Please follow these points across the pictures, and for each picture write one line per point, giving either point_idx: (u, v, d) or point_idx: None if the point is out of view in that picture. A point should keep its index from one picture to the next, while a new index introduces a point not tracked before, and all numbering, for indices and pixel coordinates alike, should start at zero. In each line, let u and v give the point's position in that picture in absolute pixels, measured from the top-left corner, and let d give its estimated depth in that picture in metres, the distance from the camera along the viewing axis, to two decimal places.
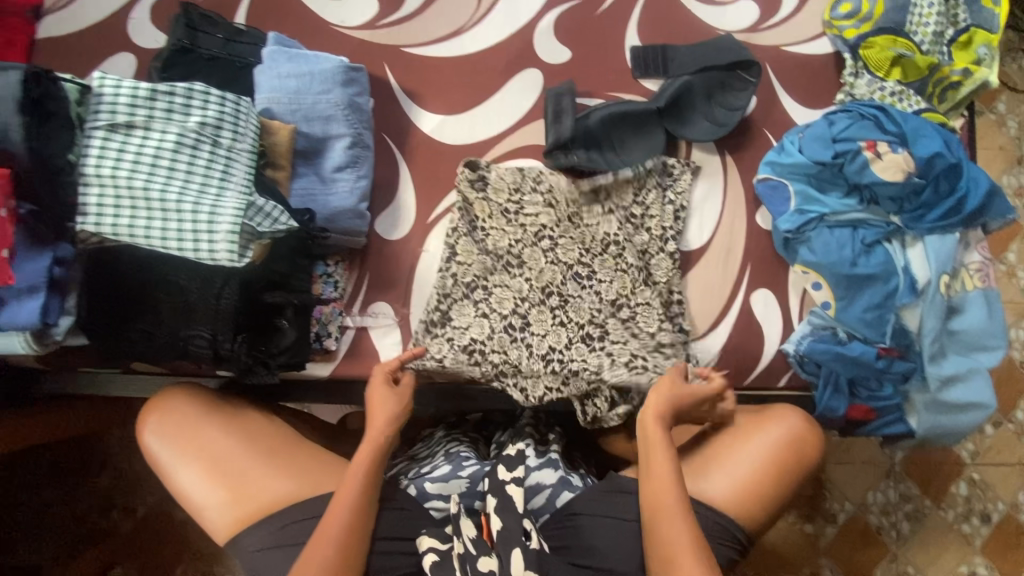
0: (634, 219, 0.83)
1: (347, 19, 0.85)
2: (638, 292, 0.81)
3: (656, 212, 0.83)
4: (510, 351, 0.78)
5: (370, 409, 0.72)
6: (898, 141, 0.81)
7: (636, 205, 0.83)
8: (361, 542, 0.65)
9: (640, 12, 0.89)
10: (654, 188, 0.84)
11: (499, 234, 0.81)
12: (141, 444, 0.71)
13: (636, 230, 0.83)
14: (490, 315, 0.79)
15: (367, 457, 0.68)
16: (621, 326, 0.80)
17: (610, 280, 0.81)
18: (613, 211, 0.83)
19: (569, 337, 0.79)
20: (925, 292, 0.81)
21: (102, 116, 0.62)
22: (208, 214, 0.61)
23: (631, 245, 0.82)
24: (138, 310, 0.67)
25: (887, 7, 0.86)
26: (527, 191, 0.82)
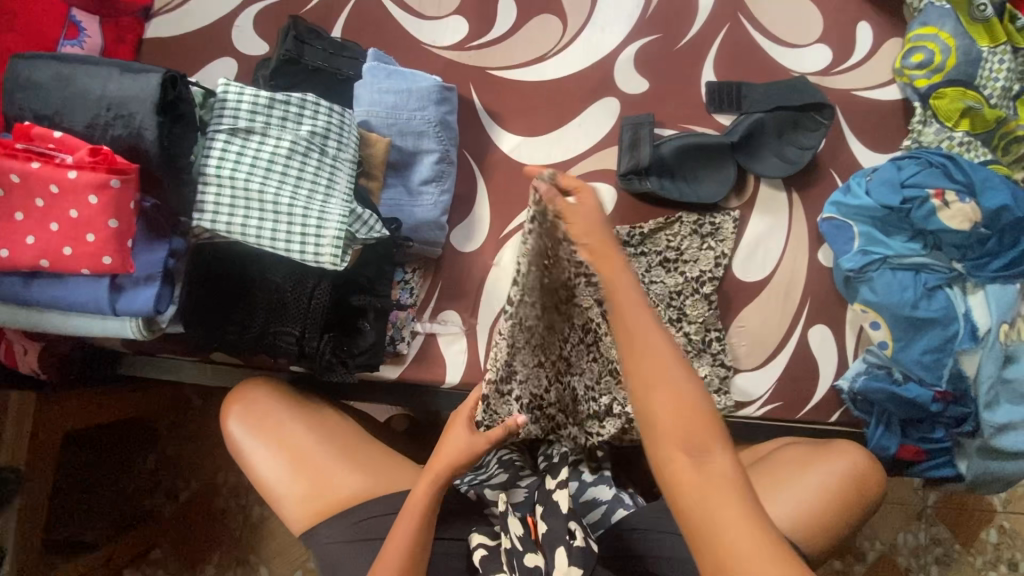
0: (668, 262, 0.85)
1: (438, 40, 0.90)
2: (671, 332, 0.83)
3: (694, 260, 0.86)
4: (563, 394, 0.77)
5: (444, 436, 0.71)
6: (966, 190, 0.82)
7: (672, 253, 0.85)
8: (424, 550, 0.65)
9: (717, 50, 0.92)
10: (695, 234, 0.86)
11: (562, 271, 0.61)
12: (225, 430, 0.75)
13: (671, 274, 0.85)
14: (545, 365, 0.71)
15: (437, 476, 0.67)
16: None
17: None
18: (646, 254, 0.85)
19: (600, 372, 0.74)
20: (984, 338, 0.82)
21: (225, 121, 0.66)
22: (317, 219, 0.65)
23: (664, 289, 0.84)
24: (234, 305, 0.71)
25: (960, 60, 0.87)
26: None
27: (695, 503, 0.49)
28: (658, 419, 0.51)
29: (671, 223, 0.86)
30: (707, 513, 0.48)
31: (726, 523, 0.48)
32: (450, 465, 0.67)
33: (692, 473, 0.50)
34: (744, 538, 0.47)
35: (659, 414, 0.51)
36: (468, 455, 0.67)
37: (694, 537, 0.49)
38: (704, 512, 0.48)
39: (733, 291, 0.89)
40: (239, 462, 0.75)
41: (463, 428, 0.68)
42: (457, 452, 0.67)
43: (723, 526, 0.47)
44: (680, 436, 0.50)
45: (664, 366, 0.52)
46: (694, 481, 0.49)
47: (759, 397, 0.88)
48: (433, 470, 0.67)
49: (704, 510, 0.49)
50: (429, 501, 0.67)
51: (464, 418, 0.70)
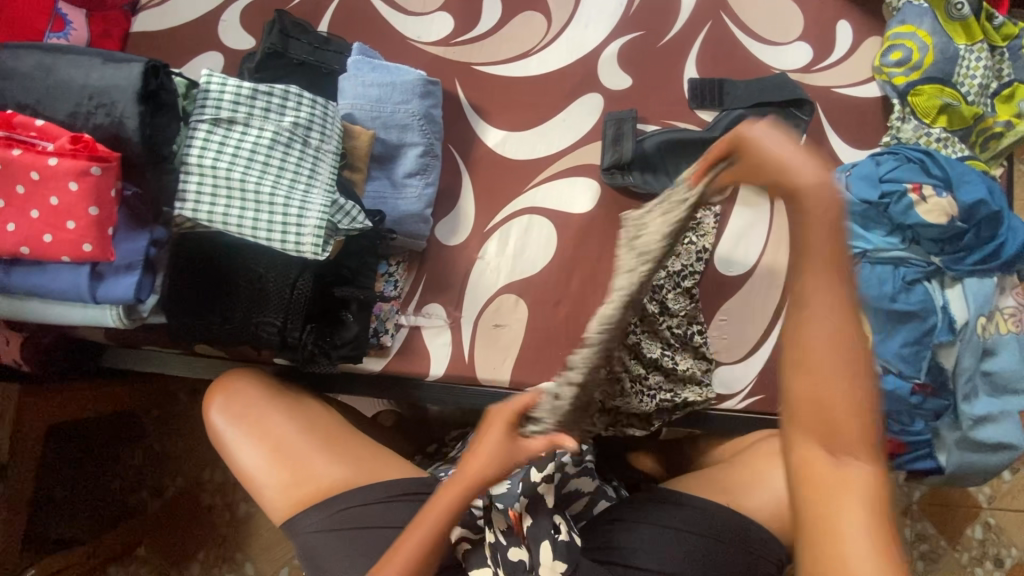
0: None
1: (424, 35, 0.91)
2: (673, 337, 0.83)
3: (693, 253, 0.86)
4: None
5: (479, 439, 0.65)
6: (943, 184, 0.84)
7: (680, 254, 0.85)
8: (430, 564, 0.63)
9: (700, 47, 0.93)
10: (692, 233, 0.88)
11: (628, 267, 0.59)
12: (207, 421, 0.75)
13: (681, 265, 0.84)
14: None
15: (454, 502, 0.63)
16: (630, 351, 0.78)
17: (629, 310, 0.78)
18: None
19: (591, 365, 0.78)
20: (961, 331, 0.83)
21: (207, 111, 0.66)
22: (298, 209, 0.66)
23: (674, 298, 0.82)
24: (216, 296, 0.71)
25: (938, 58, 0.89)
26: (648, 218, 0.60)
27: (814, 497, 0.43)
28: (801, 411, 0.44)
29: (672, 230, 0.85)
30: (820, 521, 0.42)
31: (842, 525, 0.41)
32: (480, 474, 0.63)
33: (821, 466, 0.43)
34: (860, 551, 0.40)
35: (803, 403, 0.44)
36: (506, 460, 0.63)
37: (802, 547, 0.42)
38: (824, 506, 0.42)
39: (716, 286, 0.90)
40: (221, 454, 0.74)
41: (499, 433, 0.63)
42: (492, 462, 0.63)
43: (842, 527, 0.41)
44: (823, 437, 0.43)
45: (827, 356, 0.44)
46: (821, 486, 0.43)
47: (741, 390, 0.87)
48: (469, 481, 0.63)
49: (824, 518, 0.42)
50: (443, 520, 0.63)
51: (502, 425, 0.64)
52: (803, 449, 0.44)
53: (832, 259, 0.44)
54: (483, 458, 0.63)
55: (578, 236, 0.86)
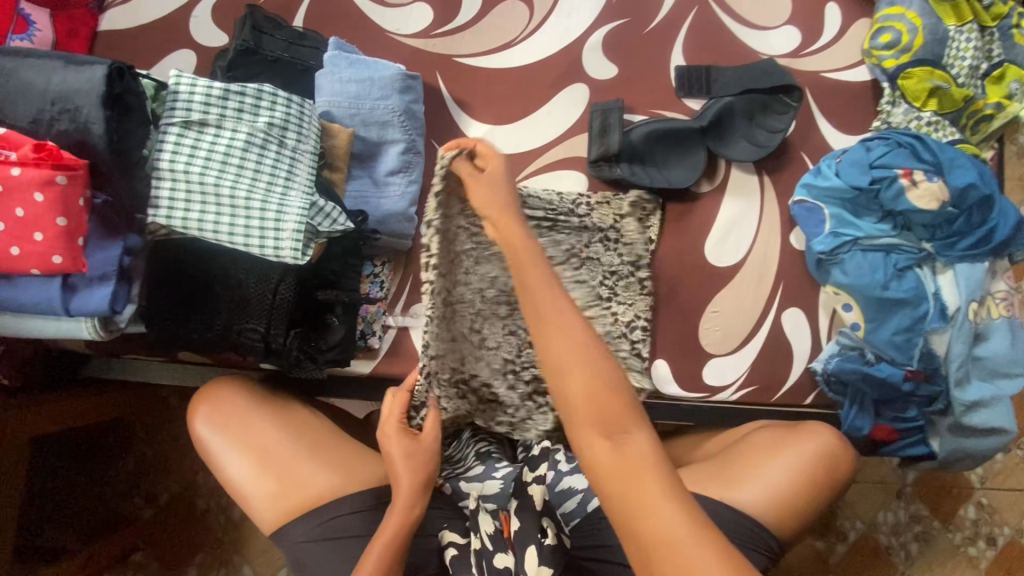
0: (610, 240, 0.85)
1: (403, 27, 0.89)
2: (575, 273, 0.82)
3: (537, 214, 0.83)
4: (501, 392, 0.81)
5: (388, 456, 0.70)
6: (933, 170, 0.82)
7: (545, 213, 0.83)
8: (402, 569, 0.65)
9: (686, 33, 0.91)
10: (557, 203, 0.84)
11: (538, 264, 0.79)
12: (190, 430, 0.74)
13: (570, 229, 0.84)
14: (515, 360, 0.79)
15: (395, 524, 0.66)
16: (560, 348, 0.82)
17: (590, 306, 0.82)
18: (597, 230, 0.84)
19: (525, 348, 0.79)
20: (953, 317, 0.82)
21: (177, 113, 0.64)
22: (275, 212, 0.64)
23: (558, 247, 0.82)
24: (195, 303, 0.69)
25: (927, 39, 0.87)
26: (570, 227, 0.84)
27: (613, 482, 0.51)
28: (576, 404, 0.53)
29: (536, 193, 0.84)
30: (627, 494, 0.50)
31: (645, 495, 0.49)
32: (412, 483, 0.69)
33: (610, 454, 0.51)
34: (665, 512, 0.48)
35: (577, 399, 0.53)
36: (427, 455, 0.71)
37: (628, 527, 0.50)
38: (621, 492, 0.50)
39: (706, 278, 0.89)
40: (206, 463, 0.73)
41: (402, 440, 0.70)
42: (408, 467, 0.69)
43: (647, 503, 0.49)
44: (597, 421, 0.52)
45: (578, 353, 0.54)
46: (612, 463, 0.51)
47: (733, 381, 0.88)
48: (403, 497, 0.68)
49: (627, 492, 0.50)
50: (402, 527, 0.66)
51: (397, 430, 0.71)
52: (591, 437, 0.52)
53: (540, 271, 0.60)
54: (404, 460, 0.70)
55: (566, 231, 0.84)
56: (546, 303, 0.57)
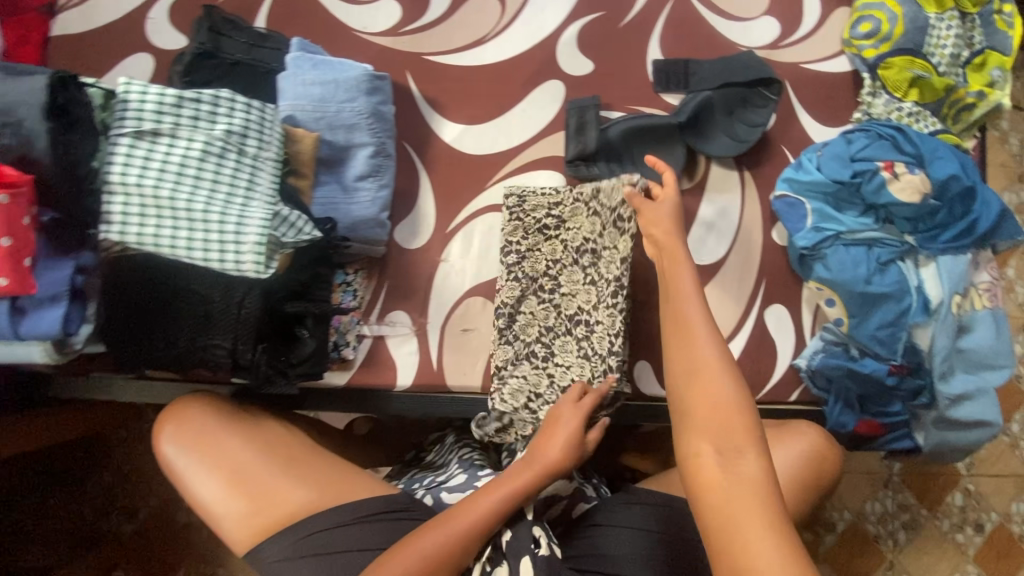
0: (584, 247, 0.79)
1: (371, 25, 0.85)
2: (544, 300, 0.79)
3: (522, 227, 0.80)
4: (533, 382, 0.77)
5: (551, 428, 0.71)
6: (915, 162, 0.82)
7: (513, 223, 0.80)
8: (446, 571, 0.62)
9: (663, 26, 0.89)
10: (553, 207, 0.80)
11: (538, 258, 0.80)
12: (157, 452, 0.71)
13: (549, 242, 0.80)
14: (513, 342, 0.78)
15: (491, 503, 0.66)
16: (571, 338, 0.78)
17: (574, 297, 0.78)
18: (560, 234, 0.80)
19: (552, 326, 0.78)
20: (937, 311, 0.82)
21: (128, 123, 0.61)
22: (235, 224, 0.61)
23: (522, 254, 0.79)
24: (157, 320, 0.66)
25: (907, 28, 0.86)
26: (540, 212, 0.80)
27: (713, 495, 0.53)
28: (693, 412, 0.58)
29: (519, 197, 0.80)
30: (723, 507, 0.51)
31: (733, 513, 0.51)
32: (559, 461, 0.69)
33: (714, 464, 0.54)
34: (755, 532, 0.49)
35: (696, 408, 0.59)
36: (571, 453, 0.70)
37: (710, 539, 0.51)
38: (716, 507, 0.52)
39: None
40: (174, 485, 0.71)
41: (573, 422, 0.70)
42: (568, 445, 0.70)
43: (739, 521, 0.50)
44: (714, 431, 0.56)
45: (707, 367, 0.61)
46: (717, 474, 0.53)
47: None
48: (532, 467, 0.69)
49: (721, 505, 0.52)
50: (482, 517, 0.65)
51: (574, 408, 0.71)
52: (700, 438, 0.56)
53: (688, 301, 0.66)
54: (567, 437, 0.70)
55: None
56: (688, 316, 0.65)
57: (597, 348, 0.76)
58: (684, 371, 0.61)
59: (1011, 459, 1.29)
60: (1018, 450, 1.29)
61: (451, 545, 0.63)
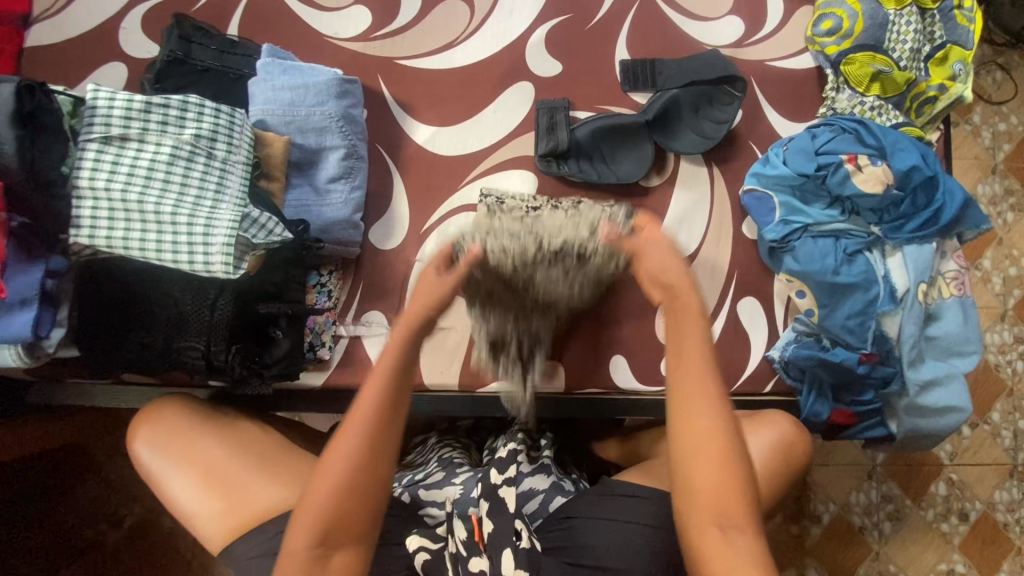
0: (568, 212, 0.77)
1: (342, 31, 0.87)
2: (519, 232, 0.69)
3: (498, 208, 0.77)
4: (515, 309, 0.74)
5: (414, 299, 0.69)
6: (877, 153, 0.84)
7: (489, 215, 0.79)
8: (364, 502, 0.61)
9: (629, 27, 0.91)
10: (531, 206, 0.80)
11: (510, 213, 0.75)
12: (133, 454, 0.72)
13: None
14: (487, 273, 0.70)
15: (363, 414, 0.62)
16: (554, 267, 0.69)
17: (554, 227, 0.70)
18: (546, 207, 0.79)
19: (530, 259, 0.69)
20: (903, 299, 0.83)
21: (96, 128, 0.62)
22: (203, 226, 0.62)
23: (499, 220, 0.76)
24: (130, 323, 0.67)
25: (867, 24, 0.88)
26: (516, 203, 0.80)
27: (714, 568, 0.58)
28: (699, 492, 0.60)
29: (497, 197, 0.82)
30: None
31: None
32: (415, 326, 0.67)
33: (720, 540, 0.58)
34: None
35: (701, 483, 0.60)
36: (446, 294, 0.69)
37: None
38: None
39: None
40: (151, 486, 0.71)
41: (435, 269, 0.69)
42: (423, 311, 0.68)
43: None
44: (715, 515, 0.59)
45: (710, 435, 0.61)
46: (721, 550, 0.58)
47: None
48: (398, 337, 0.66)
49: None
50: (366, 431, 0.62)
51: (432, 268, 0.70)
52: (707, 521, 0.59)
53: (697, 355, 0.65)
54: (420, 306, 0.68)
55: None
56: (700, 383, 0.63)
57: (583, 275, 0.70)
58: (688, 448, 0.61)
59: (992, 448, 1.30)
60: (1000, 438, 1.30)
61: (348, 479, 0.60)
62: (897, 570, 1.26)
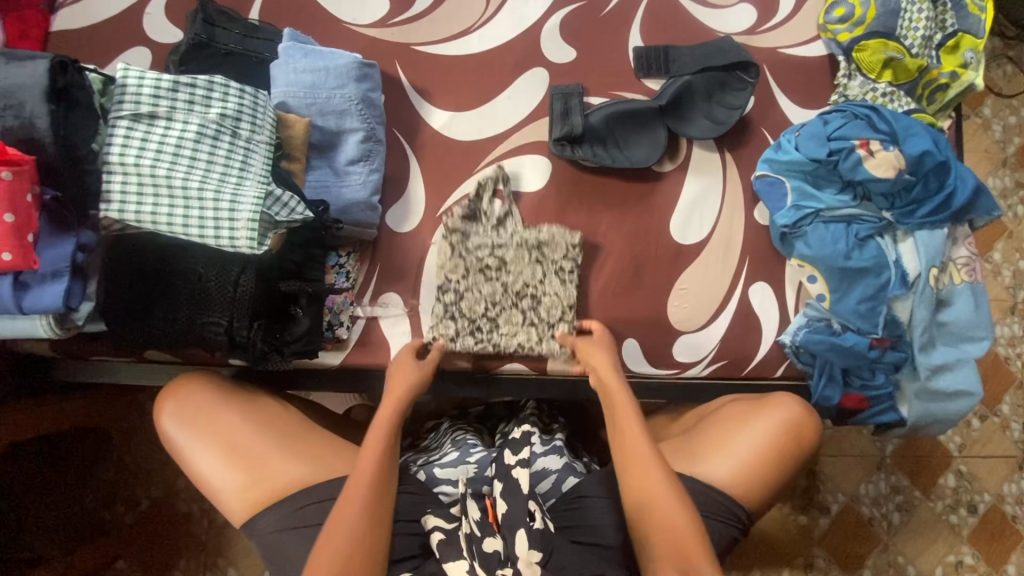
0: (526, 283, 0.82)
1: (360, 17, 0.89)
2: (481, 339, 0.81)
3: (464, 264, 0.81)
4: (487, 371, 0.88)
5: (393, 376, 0.75)
6: (889, 139, 0.84)
7: (453, 260, 0.81)
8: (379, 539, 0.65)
9: (643, 14, 0.92)
10: (496, 249, 0.82)
11: (473, 293, 0.81)
12: (158, 428, 0.73)
13: (490, 282, 0.81)
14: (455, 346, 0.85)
15: (373, 450, 0.70)
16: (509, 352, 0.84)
17: (512, 336, 0.81)
18: (508, 247, 0.82)
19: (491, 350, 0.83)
20: (915, 284, 0.83)
21: (125, 106, 0.64)
22: (229, 202, 0.64)
23: (460, 279, 0.81)
24: (156, 298, 0.69)
25: (880, 11, 0.89)
26: (479, 242, 0.82)
27: None
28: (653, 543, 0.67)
29: (498, 179, 0.83)
30: None
31: None
32: (405, 390, 0.74)
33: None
34: None
35: (654, 535, 0.67)
36: (423, 378, 0.77)
37: None
38: None
39: (674, 256, 0.88)
40: (176, 461, 0.73)
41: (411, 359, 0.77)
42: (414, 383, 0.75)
43: None
44: (674, 557, 0.65)
45: (661, 495, 0.67)
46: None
47: (704, 356, 0.87)
48: (393, 397, 0.74)
49: None
50: (374, 483, 0.67)
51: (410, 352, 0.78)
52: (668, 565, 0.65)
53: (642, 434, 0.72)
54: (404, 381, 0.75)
55: (533, 215, 0.86)
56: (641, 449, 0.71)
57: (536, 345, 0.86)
58: (634, 500, 0.69)
59: (1002, 440, 1.30)
60: (1009, 431, 1.30)
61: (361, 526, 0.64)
62: (905, 561, 1.26)
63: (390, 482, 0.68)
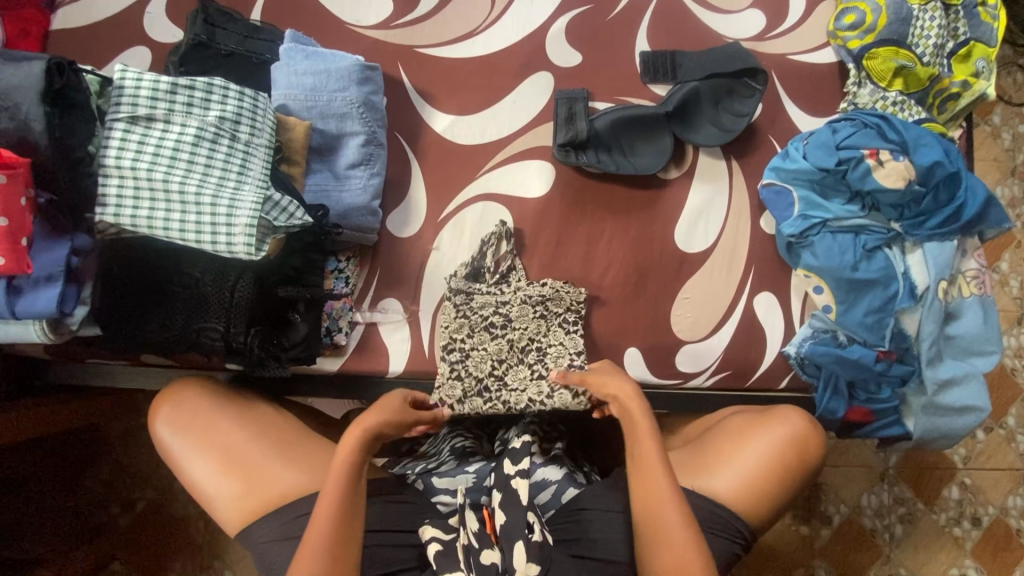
0: (531, 338, 0.78)
1: (363, 18, 0.87)
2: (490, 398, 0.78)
3: (468, 324, 0.78)
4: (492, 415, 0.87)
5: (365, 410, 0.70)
6: (899, 149, 0.82)
7: (457, 321, 0.78)
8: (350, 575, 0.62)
9: (650, 19, 0.91)
10: (499, 306, 0.78)
11: (477, 350, 0.78)
12: (152, 432, 0.73)
13: (494, 341, 0.78)
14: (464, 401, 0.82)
15: (333, 494, 0.64)
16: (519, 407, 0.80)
17: (521, 391, 0.77)
18: (511, 302, 0.79)
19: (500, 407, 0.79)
20: (923, 296, 0.82)
21: (122, 108, 0.63)
22: (227, 207, 0.62)
23: (463, 337, 0.78)
24: (154, 303, 0.68)
25: (890, 20, 0.86)
26: (481, 297, 0.79)
27: None
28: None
29: (502, 237, 0.81)
30: None
31: None
32: (375, 427, 0.68)
33: None
34: None
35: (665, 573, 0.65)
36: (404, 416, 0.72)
37: None
38: None
39: (678, 264, 0.87)
40: (170, 466, 0.72)
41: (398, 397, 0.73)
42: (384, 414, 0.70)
43: None
44: None
45: (680, 534, 0.65)
46: None
47: (708, 366, 0.86)
48: (357, 429, 0.68)
49: None
50: (337, 523, 0.62)
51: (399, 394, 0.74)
52: None
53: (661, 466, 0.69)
54: (375, 416, 0.69)
55: (535, 220, 0.85)
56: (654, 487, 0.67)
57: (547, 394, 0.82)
58: (652, 537, 0.66)
59: (1007, 453, 1.28)
60: (1015, 444, 1.29)
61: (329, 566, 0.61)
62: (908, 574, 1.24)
63: (355, 525, 0.64)
